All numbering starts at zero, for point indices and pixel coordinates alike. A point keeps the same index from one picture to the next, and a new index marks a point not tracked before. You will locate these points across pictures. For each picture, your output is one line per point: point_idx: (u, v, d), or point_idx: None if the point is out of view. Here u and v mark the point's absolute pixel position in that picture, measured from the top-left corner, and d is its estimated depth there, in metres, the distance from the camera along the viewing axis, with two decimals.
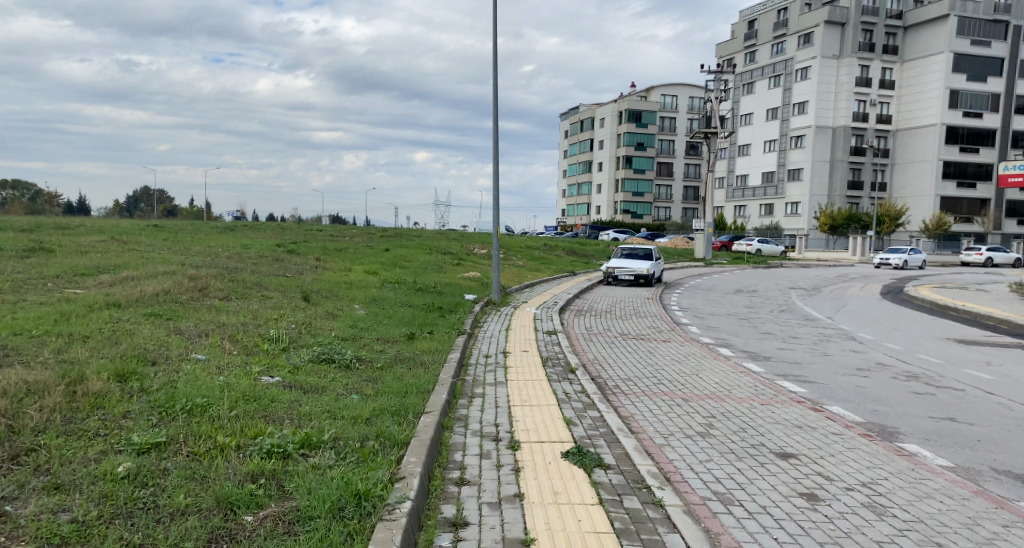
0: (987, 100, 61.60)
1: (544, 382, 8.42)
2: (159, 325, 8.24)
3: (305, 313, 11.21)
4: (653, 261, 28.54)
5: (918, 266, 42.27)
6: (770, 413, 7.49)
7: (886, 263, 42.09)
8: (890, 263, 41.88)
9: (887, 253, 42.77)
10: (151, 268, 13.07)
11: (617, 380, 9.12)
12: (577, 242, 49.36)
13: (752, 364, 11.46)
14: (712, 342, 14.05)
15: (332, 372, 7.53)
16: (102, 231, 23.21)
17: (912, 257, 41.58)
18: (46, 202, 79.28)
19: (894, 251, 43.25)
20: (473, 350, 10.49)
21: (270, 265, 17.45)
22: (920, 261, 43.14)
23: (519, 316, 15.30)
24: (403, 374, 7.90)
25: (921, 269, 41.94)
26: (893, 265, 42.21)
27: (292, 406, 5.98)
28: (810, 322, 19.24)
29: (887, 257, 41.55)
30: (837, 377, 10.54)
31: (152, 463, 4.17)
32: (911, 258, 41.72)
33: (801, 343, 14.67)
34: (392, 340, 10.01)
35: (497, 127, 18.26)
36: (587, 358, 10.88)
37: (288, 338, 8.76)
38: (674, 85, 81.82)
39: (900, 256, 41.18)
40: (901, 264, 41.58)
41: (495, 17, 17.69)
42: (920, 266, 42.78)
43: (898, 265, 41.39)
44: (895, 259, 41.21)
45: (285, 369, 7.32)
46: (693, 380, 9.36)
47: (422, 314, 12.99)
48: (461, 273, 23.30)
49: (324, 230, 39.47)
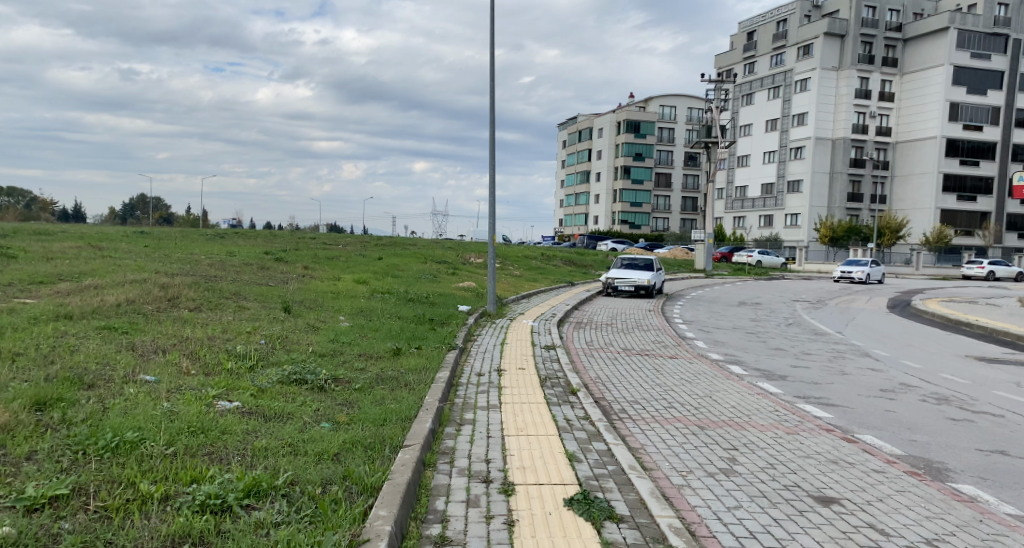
0: (987, 112, 61.05)
1: (543, 406, 7.51)
2: (109, 341, 7.35)
3: (283, 326, 10.29)
4: (654, 272, 27.71)
5: (879, 281, 39.85)
6: (800, 446, 6.61)
7: (846, 276, 39.91)
8: (852, 276, 39.74)
9: (847, 266, 40.46)
10: (121, 276, 12.18)
11: (624, 404, 8.24)
12: (576, 252, 48.66)
13: (768, 384, 10.53)
14: (722, 359, 13.13)
15: (305, 396, 6.63)
16: (85, 236, 22.45)
17: (875, 272, 39.23)
18: (41, 209, 78.61)
19: (853, 264, 40.50)
20: (464, 368, 9.59)
21: (253, 273, 16.57)
22: (880, 275, 40.57)
23: (515, 329, 14.42)
24: (383, 398, 6.99)
25: (881, 283, 39.63)
26: (854, 278, 39.60)
27: (246, 438, 5.11)
28: (821, 337, 18.38)
29: (850, 269, 39.55)
30: (860, 399, 9.63)
31: (41, 528, 3.40)
32: (873, 273, 39.63)
33: (815, 361, 13.81)
34: (375, 356, 9.09)
35: (493, 134, 17.47)
36: (589, 377, 9.95)
37: (260, 356, 7.87)
38: (673, 96, 81.36)
39: (864, 270, 38.80)
40: (864, 278, 39.51)
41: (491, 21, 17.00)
42: (881, 281, 40.36)
43: (861, 279, 39.00)
44: (858, 272, 38.87)
45: (248, 392, 6.41)
46: (709, 405, 8.48)
47: (411, 326, 12.09)
48: (456, 283, 22.43)
49: (317, 238, 38.69)
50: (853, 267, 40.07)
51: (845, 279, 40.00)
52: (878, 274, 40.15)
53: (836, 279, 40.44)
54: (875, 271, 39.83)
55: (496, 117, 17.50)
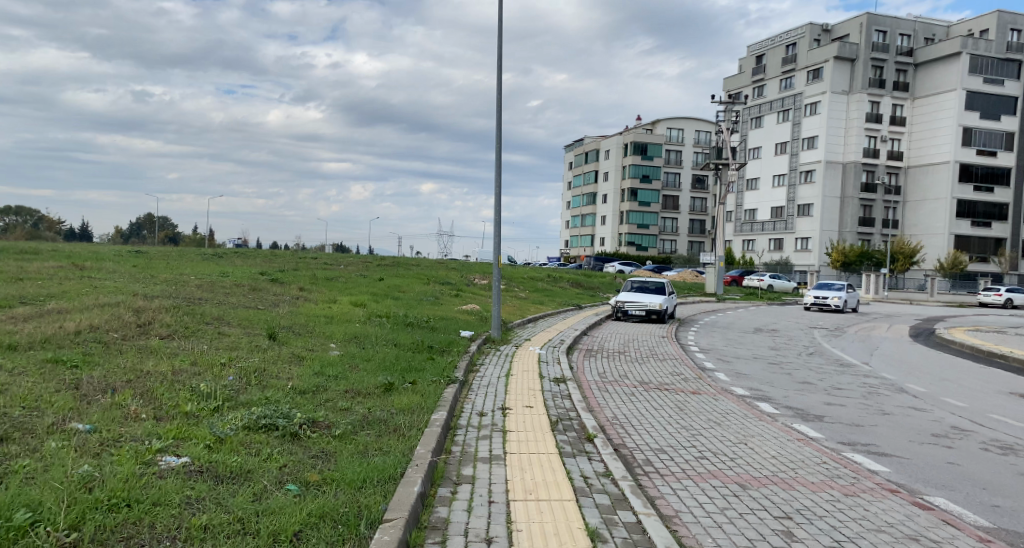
0: (1000, 138, 60.11)
1: (555, 458, 6.44)
2: (49, 378, 6.28)
3: (263, 356, 9.22)
4: (666, 296, 26.57)
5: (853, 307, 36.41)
6: (866, 514, 5.50)
7: (819, 302, 36.45)
8: (826, 303, 36.35)
9: (820, 291, 37.06)
10: (92, 298, 11.11)
11: (649, 455, 7.18)
12: (583, 274, 47.53)
13: (807, 428, 9.36)
14: (749, 395, 11.94)
15: (277, 449, 5.56)
16: (69, 254, 21.44)
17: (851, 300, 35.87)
18: (47, 228, 78.05)
19: (827, 287, 37.01)
20: (464, 406, 8.48)
21: (243, 295, 15.49)
22: (853, 303, 37.11)
23: (521, 358, 13.33)
24: (368, 449, 5.99)
25: (854, 310, 36.47)
26: (828, 305, 36.06)
27: (182, 509, 4.07)
28: (848, 369, 17.22)
29: (824, 294, 36.16)
30: (912, 446, 8.47)
31: None
32: (850, 298, 36.73)
33: (848, 397, 12.69)
34: (363, 393, 7.97)
35: (500, 156, 16.55)
36: (605, 418, 8.83)
37: (230, 395, 6.79)
38: (680, 119, 80.69)
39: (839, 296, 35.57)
40: (839, 306, 36.11)
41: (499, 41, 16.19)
42: (854, 307, 36.99)
43: (838, 305, 35.68)
44: (834, 298, 35.56)
45: (203, 443, 5.31)
46: (749, 457, 7.36)
47: (407, 355, 11.00)
48: (459, 305, 21.40)
49: (318, 258, 37.65)
50: (826, 292, 36.66)
51: (818, 305, 36.53)
52: (854, 300, 37.12)
53: (807, 305, 37.03)
54: (850, 296, 36.68)
55: (502, 133, 16.52)
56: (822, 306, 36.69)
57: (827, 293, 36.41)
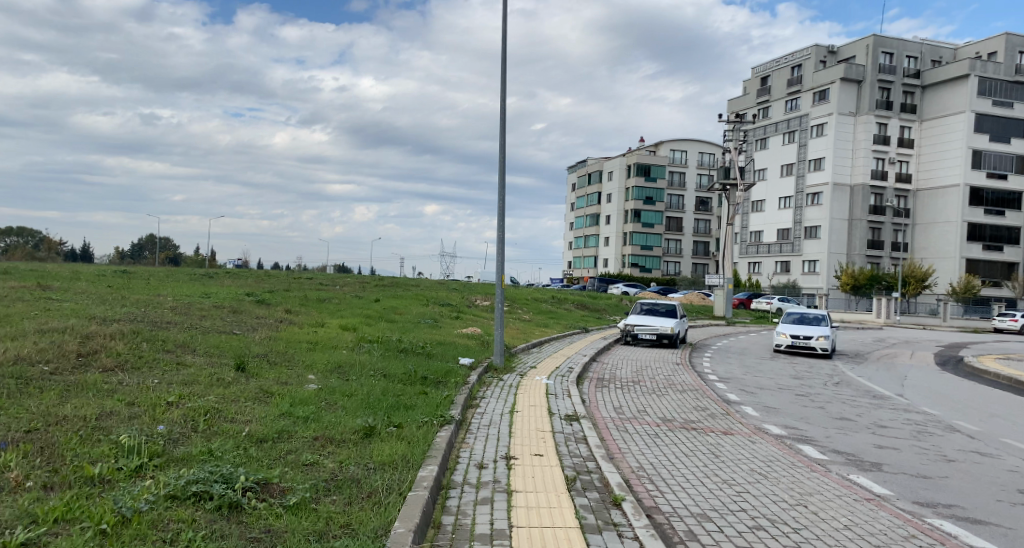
0: (1011, 161, 58.93)
1: (577, 535, 4.98)
2: None
3: (220, 393, 7.69)
4: (678, 319, 25.01)
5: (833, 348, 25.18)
6: None
7: (795, 344, 24.75)
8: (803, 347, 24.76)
9: (795, 326, 25.33)
10: (32, 323, 9.64)
11: (691, 527, 5.72)
12: (588, 296, 45.88)
13: (869, 481, 7.79)
14: (787, 436, 10.43)
15: (201, 532, 4.10)
16: (41, 274, 20.11)
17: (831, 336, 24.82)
18: (47, 249, 76.62)
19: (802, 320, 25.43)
20: (460, 456, 7.02)
21: (220, 319, 13.97)
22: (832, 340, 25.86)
23: (525, 390, 11.84)
24: (328, 526, 4.53)
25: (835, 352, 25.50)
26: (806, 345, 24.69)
27: None
28: (881, 402, 15.65)
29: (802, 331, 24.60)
30: (1004, 508, 6.97)
31: None
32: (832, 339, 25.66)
33: (892, 438, 11.19)
34: (335, 442, 6.52)
35: (502, 174, 15.19)
36: (630, 469, 7.39)
37: (160, 449, 5.33)
38: (684, 140, 79.69)
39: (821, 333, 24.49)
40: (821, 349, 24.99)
41: (502, 58, 15.03)
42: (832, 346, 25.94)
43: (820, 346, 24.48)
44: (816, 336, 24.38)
45: (92, 533, 3.83)
46: (816, 528, 5.86)
47: (395, 389, 9.50)
48: (459, 329, 19.95)
49: (313, 278, 36.12)
50: (802, 329, 25.20)
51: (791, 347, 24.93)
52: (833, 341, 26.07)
53: (776, 346, 25.34)
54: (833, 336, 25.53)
55: (505, 154, 15.19)
56: (795, 348, 25.34)
57: (806, 330, 24.78)
